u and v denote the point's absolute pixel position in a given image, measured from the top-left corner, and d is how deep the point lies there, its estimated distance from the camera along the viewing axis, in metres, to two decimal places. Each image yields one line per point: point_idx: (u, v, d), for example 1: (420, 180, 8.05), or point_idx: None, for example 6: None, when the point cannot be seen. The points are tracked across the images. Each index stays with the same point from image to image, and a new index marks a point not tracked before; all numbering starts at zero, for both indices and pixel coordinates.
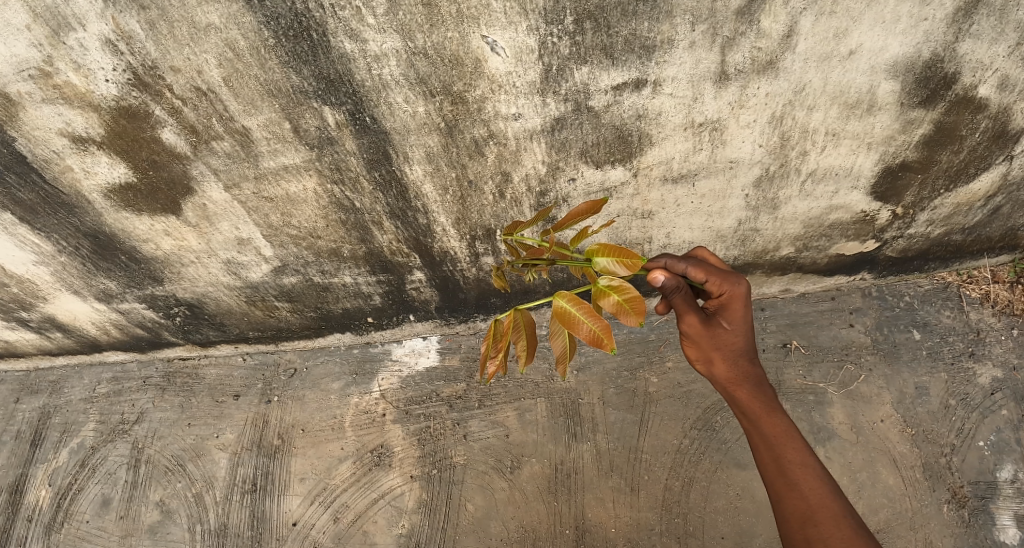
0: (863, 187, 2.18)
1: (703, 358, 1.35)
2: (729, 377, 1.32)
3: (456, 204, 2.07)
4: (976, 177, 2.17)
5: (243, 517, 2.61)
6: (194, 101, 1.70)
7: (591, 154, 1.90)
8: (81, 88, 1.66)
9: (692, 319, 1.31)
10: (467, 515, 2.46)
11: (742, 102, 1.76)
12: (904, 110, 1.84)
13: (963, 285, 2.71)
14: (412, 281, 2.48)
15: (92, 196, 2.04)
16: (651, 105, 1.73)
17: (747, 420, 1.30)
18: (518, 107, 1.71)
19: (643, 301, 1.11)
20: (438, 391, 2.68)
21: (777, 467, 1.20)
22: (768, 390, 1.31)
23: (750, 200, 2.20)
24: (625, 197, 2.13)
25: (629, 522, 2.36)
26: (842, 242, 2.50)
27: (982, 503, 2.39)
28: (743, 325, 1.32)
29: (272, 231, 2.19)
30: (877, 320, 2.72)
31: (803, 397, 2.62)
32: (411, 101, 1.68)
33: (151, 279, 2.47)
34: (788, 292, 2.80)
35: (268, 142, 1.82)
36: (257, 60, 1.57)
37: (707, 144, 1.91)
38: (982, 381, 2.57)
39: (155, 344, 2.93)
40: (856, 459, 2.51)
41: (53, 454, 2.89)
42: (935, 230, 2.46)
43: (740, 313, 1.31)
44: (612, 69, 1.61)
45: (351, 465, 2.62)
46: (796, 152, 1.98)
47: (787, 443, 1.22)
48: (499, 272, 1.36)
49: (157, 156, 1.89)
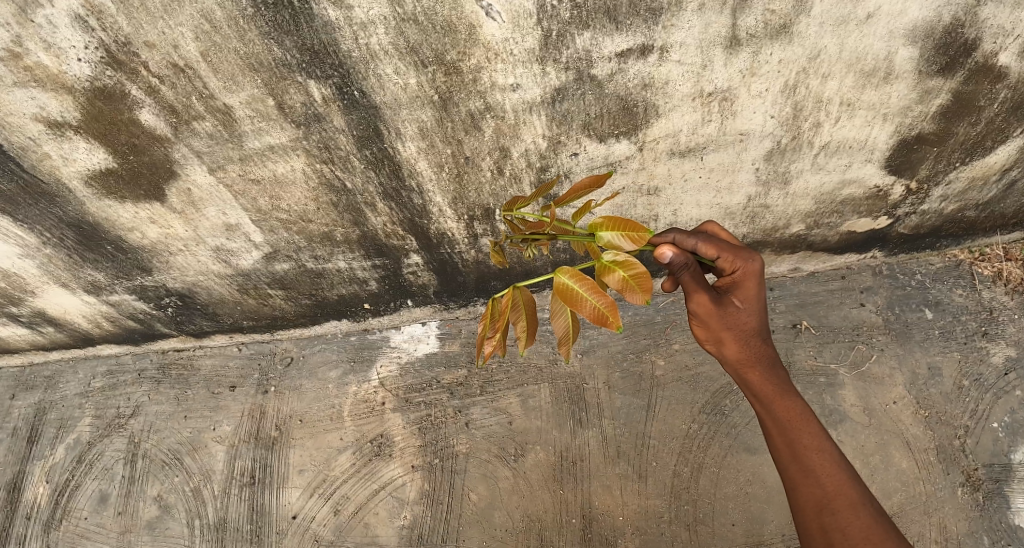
0: (877, 160, 2.08)
1: (713, 338, 1.25)
2: (740, 359, 1.23)
3: (452, 183, 1.97)
4: (994, 150, 2.07)
5: (242, 510, 2.56)
6: (171, 79, 1.60)
7: (594, 126, 1.80)
8: (53, 70, 1.56)
9: (703, 298, 1.21)
10: (471, 505, 2.40)
11: (753, 70, 1.65)
12: (923, 78, 1.74)
13: (975, 262, 2.63)
14: (409, 265, 2.40)
15: (73, 183, 1.94)
16: (656, 73, 1.63)
17: (758, 402, 1.22)
18: (515, 77, 1.61)
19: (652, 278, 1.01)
20: (438, 377, 2.61)
21: (791, 452, 1.12)
22: (781, 372, 1.23)
23: (760, 174, 2.10)
24: (630, 172, 2.03)
25: (636, 510, 2.30)
26: (855, 219, 2.40)
27: (997, 486, 2.33)
28: (756, 305, 1.25)
29: (260, 216, 2.10)
30: (889, 299, 2.64)
31: (814, 378, 2.55)
32: (401, 72, 1.58)
33: (139, 269, 2.38)
34: (797, 271, 2.71)
35: (252, 120, 1.72)
36: (235, 32, 1.47)
37: (716, 115, 1.81)
38: (996, 361, 2.49)
39: (148, 337, 2.84)
40: (869, 442, 2.44)
41: (50, 451, 2.83)
42: (951, 206, 2.36)
43: (754, 291, 1.24)
44: (615, 34, 1.50)
45: (350, 456, 2.56)
46: (809, 123, 1.88)
47: (803, 429, 1.13)
48: (496, 247, 1.28)
49: (137, 139, 1.79)
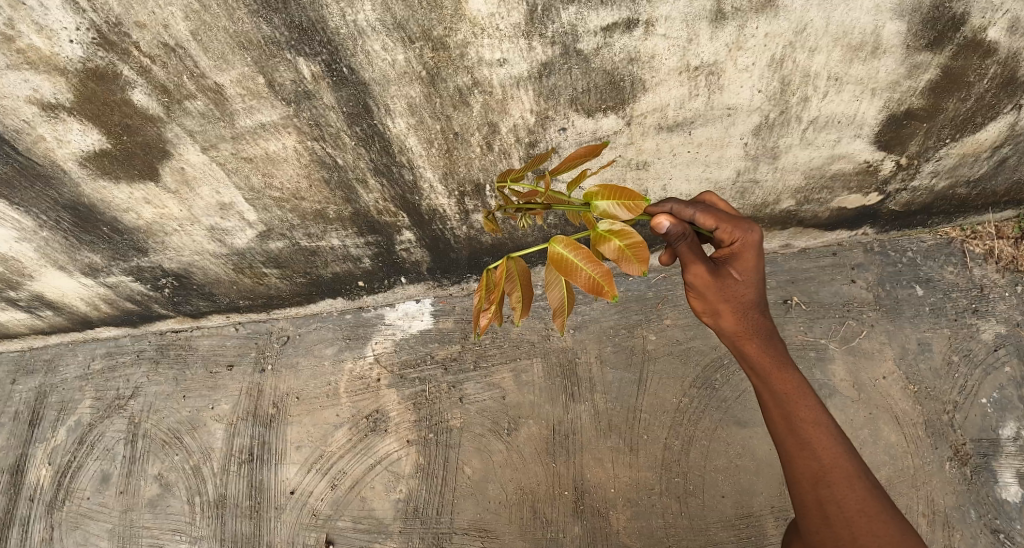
0: (867, 135, 2.09)
1: (710, 311, 1.24)
2: (737, 331, 1.22)
3: (442, 158, 1.99)
4: (984, 126, 2.08)
5: (242, 487, 2.60)
6: (162, 59, 1.61)
7: (582, 101, 1.82)
8: (45, 52, 1.57)
9: (700, 269, 1.19)
10: (466, 478, 2.45)
11: (740, 43, 1.66)
12: (910, 53, 1.75)
13: (967, 240, 2.65)
14: (402, 242, 2.42)
15: (67, 164, 1.95)
16: (644, 47, 1.65)
17: (756, 376, 1.19)
18: (503, 52, 1.62)
19: (648, 247, 1.03)
20: (432, 353, 2.64)
21: (787, 425, 1.11)
22: (779, 345, 1.21)
23: (749, 149, 2.11)
24: (619, 147, 2.05)
25: (628, 482, 2.34)
26: (845, 194, 2.42)
27: (984, 460, 2.37)
28: (755, 277, 1.23)
29: (254, 194, 2.12)
30: (879, 275, 2.66)
31: (804, 352, 2.59)
32: (389, 49, 1.59)
33: (136, 251, 2.40)
34: (789, 248, 2.73)
35: (243, 99, 1.74)
36: (223, 10, 1.48)
37: (704, 90, 1.83)
38: (985, 337, 2.52)
39: (147, 318, 2.87)
40: (858, 416, 2.48)
41: (52, 433, 2.87)
42: (940, 183, 2.38)
43: (753, 263, 1.21)
44: (601, 8, 1.51)
45: (347, 432, 2.60)
46: (797, 97, 1.90)
47: (800, 402, 1.12)
48: (489, 217, 1.30)
49: (130, 119, 1.80)
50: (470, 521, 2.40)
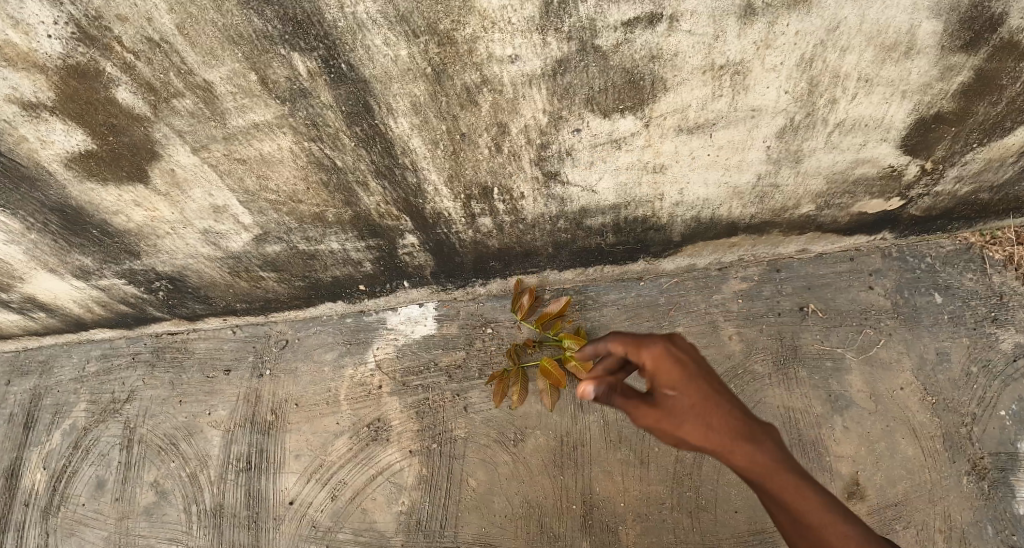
0: (894, 139, 1.99)
1: (676, 441, 1.05)
2: (722, 451, 1.00)
3: (448, 160, 1.89)
4: (1013, 130, 1.97)
5: (239, 496, 2.54)
6: (147, 54, 1.52)
7: (598, 100, 1.72)
8: (23, 48, 1.48)
9: (641, 411, 1.08)
10: (470, 490, 2.38)
11: (768, 41, 1.56)
12: (945, 54, 1.65)
13: (986, 246, 2.50)
14: (405, 246, 2.33)
15: (52, 166, 1.86)
16: (666, 44, 1.54)
17: (753, 486, 1.00)
18: (514, 47, 1.52)
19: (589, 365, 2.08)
20: (436, 359, 2.56)
21: (799, 534, 0.92)
22: (760, 425, 1.03)
23: (771, 153, 2.01)
24: (636, 149, 1.93)
25: (639, 496, 2.28)
26: (867, 199, 2.29)
27: (1003, 475, 2.27)
28: (687, 375, 1.08)
29: (249, 196, 2.03)
30: (897, 282, 2.53)
31: (820, 363, 2.46)
32: (391, 44, 1.49)
33: (128, 253, 2.31)
34: (805, 253, 2.56)
35: (234, 97, 1.64)
36: (211, 2, 1.39)
37: (727, 90, 1.73)
38: (1005, 347, 2.41)
39: (141, 321, 2.77)
40: (874, 428, 2.37)
41: (46, 437, 2.80)
42: (964, 188, 2.25)
43: (676, 370, 1.08)
44: (621, 2, 1.41)
45: (347, 441, 2.52)
46: (824, 99, 1.79)
47: (799, 501, 0.94)
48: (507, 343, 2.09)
49: (116, 119, 1.71)
50: (474, 534, 2.34)
